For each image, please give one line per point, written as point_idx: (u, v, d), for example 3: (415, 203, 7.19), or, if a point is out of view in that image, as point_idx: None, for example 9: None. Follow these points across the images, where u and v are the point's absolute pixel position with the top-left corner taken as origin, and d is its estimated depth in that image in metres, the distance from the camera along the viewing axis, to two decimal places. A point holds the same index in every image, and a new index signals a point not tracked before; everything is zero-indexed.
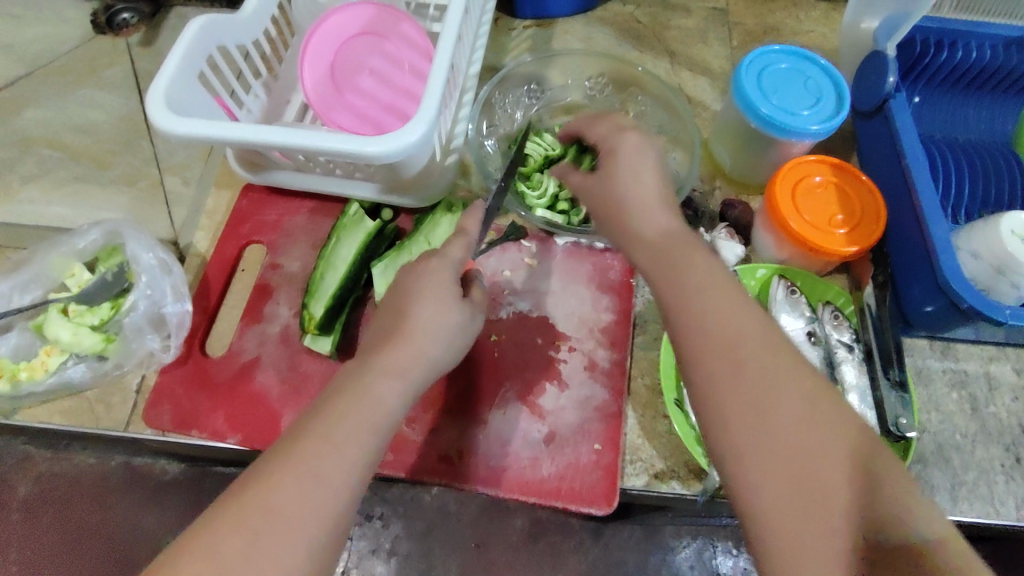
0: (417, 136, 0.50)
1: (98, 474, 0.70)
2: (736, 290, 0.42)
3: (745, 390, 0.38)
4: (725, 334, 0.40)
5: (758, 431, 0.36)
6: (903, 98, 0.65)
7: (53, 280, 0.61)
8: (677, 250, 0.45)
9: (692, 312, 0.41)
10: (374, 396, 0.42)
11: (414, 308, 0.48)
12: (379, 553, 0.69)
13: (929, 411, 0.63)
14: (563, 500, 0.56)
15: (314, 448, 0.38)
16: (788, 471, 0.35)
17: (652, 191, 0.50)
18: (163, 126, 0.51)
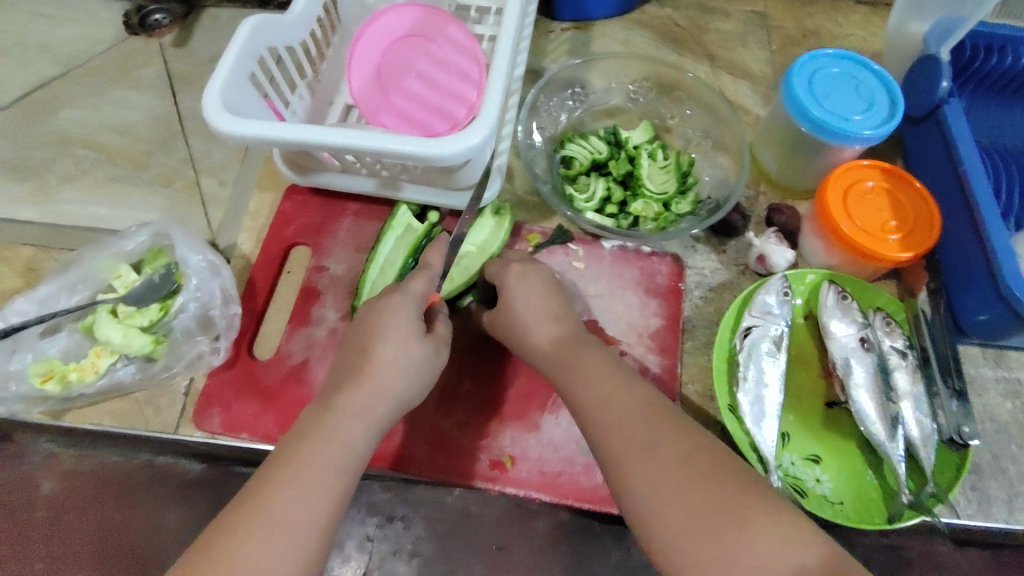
0: (479, 138, 0.49)
1: (122, 471, 0.57)
2: (619, 381, 0.47)
3: (643, 463, 0.41)
4: (615, 423, 0.44)
5: (657, 504, 0.40)
6: (956, 104, 0.65)
7: (101, 281, 0.61)
8: (575, 350, 0.50)
9: (587, 405, 0.46)
10: (336, 435, 0.43)
11: (379, 342, 0.48)
12: (400, 554, 0.55)
13: (984, 421, 0.62)
14: (619, 505, 0.55)
15: (278, 496, 0.40)
16: (696, 533, 0.38)
17: (540, 304, 0.54)
18: (219, 129, 0.51)
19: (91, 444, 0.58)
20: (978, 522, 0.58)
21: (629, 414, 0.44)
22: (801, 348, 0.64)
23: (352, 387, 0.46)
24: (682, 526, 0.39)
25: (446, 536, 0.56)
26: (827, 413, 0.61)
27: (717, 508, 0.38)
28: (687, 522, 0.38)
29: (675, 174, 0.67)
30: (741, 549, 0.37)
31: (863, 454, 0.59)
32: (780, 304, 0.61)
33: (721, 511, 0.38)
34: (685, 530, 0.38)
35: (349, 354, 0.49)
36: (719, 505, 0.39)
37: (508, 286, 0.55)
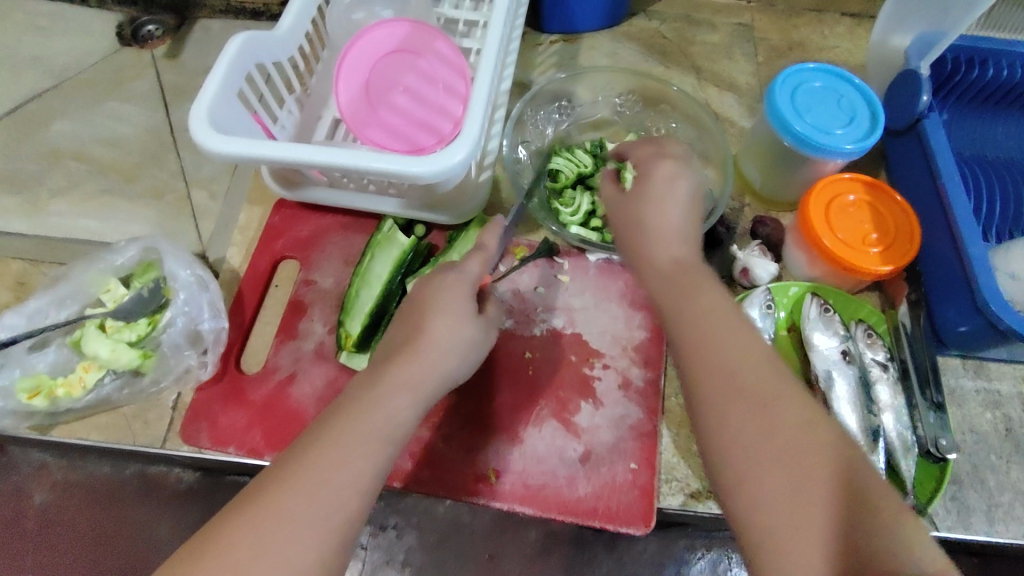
0: (462, 157, 0.50)
1: (113, 481, 0.65)
2: (735, 317, 0.44)
3: (747, 411, 0.40)
4: (733, 360, 0.42)
5: (756, 470, 0.38)
6: (936, 117, 0.65)
7: (90, 296, 0.62)
8: (693, 277, 0.47)
9: (693, 339, 0.43)
10: (384, 412, 0.43)
11: (430, 319, 0.48)
12: (393, 563, 0.64)
13: (963, 432, 0.62)
14: (600, 518, 0.56)
15: (321, 460, 0.40)
16: (789, 501, 0.37)
17: (675, 224, 0.49)
18: (206, 146, 0.51)
19: (85, 456, 0.66)
20: (957, 533, 0.58)
21: (738, 354, 0.42)
22: (784, 360, 0.64)
23: (401, 359, 0.46)
24: (774, 496, 0.37)
25: (438, 546, 0.64)
26: None
27: (808, 481, 0.37)
28: (780, 488, 0.37)
29: None
30: (821, 512, 0.36)
31: None
32: (763, 317, 0.62)
33: (810, 477, 0.37)
34: (787, 499, 0.37)
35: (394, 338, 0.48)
36: (813, 472, 0.37)
37: (652, 178, 0.51)
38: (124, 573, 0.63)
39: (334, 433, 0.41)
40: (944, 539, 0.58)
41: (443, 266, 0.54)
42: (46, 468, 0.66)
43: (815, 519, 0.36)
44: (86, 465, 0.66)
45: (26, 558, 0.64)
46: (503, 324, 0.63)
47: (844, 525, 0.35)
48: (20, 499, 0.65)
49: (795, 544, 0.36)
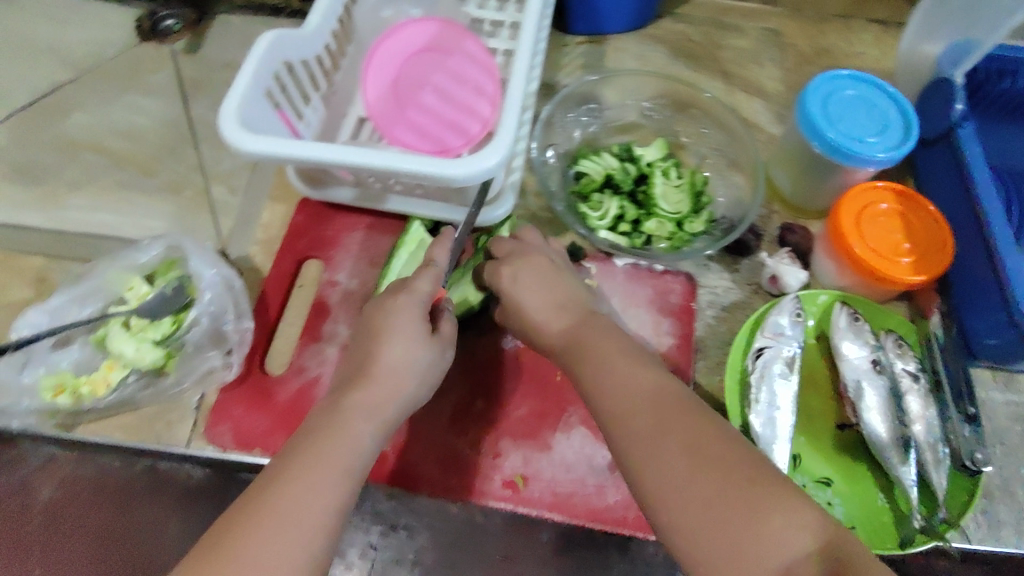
0: (497, 159, 0.49)
1: (121, 478, 0.57)
2: (638, 363, 0.46)
3: (660, 448, 0.41)
4: (634, 404, 0.44)
5: (675, 491, 0.40)
6: (970, 127, 0.65)
7: (113, 293, 0.61)
8: (586, 334, 0.50)
9: (604, 390, 0.46)
10: (350, 438, 0.44)
11: (387, 345, 0.48)
12: (402, 562, 0.55)
13: (994, 444, 0.62)
14: (629, 527, 0.55)
15: (293, 491, 0.40)
16: (721, 515, 0.38)
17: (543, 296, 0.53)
18: (236, 145, 0.51)
19: (92, 450, 0.57)
20: (989, 547, 0.58)
21: (642, 397, 0.44)
22: (812, 369, 0.64)
23: (362, 388, 0.47)
24: (698, 513, 0.38)
25: (453, 547, 0.56)
26: (838, 435, 0.61)
27: (739, 496, 0.38)
28: (709, 505, 0.38)
29: (690, 194, 0.67)
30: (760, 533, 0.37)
31: (874, 477, 0.59)
32: (793, 325, 0.61)
33: (753, 492, 0.38)
34: (707, 515, 0.38)
35: (357, 357, 0.49)
36: (750, 486, 0.39)
37: (505, 292, 0.55)
38: None
39: (301, 463, 0.41)
40: (976, 552, 0.57)
41: (396, 284, 0.53)
42: (52, 462, 0.58)
43: (745, 531, 0.37)
44: (93, 458, 0.57)
45: (24, 563, 0.56)
46: None
47: (781, 533, 0.37)
48: (26, 495, 0.57)
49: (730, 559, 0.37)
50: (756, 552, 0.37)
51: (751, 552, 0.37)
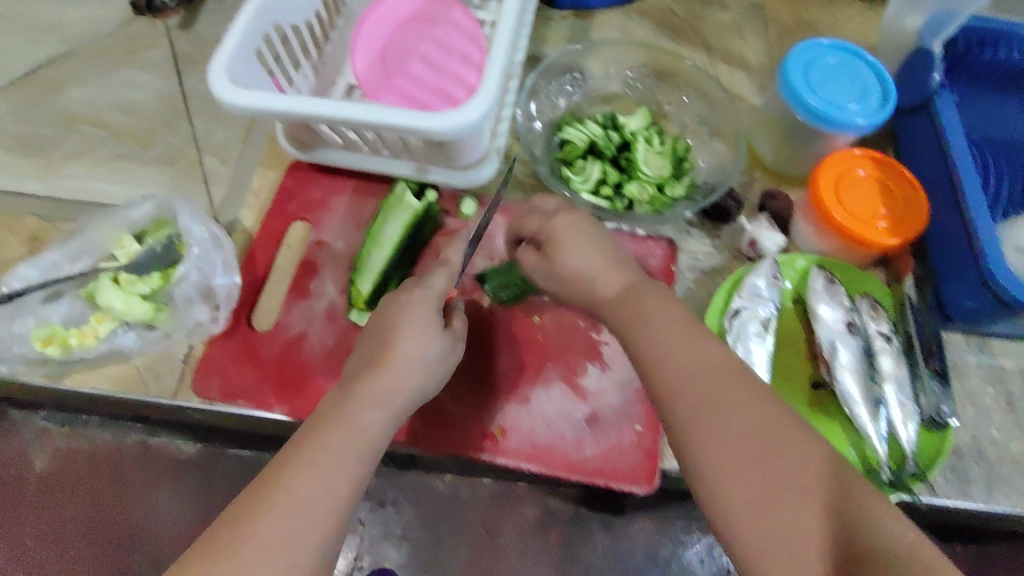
0: (479, 114, 0.50)
1: (115, 449, 0.74)
2: (693, 335, 0.46)
3: (713, 424, 0.42)
4: (680, 376, 0.44)
5: (721, 475, 0.40)
6: (948, 96, 0.66)
7: (103, 250, 0.62)
8: (648, 296, 0.49)
9: (666, 366, 0.45)
10: (358, 426, 0.45)
11: (398, 339, 0.50)
12: (389, 537, 0.73)
13: (965, 405, 0.63)
14: (605, 478, 0.57)
15: (303, 480, 0.41)
16: (755, 502, 0.39)
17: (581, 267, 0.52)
18: (223, 99, 0.52)
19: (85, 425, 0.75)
20: (955, 501, 0.59)
21: (700, 367, 0.44)
22: (789, 332, 0.65)
23: (372, 377, 0.48)
24: (745, 499, 0.39)
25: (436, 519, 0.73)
26: (812, 394, 0.62)
27: (781, 492, 0.39)
28: (748, 494, 0.39)
29: (671, 159, 0.68)
30: (790, 517, 0.38)
31: (847, 434, 0.61)
32: (769, 287, 0.62)
33: (783, 484, 0.39)
34: (750, 505, 0.39)
35: (368, 351, 0.50)
36: (785, 479, 0.39)
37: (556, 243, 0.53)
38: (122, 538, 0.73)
39: (309, 454, 0.43)
40: (941, 505, 0.59)
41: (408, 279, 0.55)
42: (46, 433, 0.75)
43: (781, 517, 0.38)
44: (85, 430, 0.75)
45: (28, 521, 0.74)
46: None
47: (802, 516, 0.37)
48: (21, 466, 0.74)
49: (767, 543, 0.37)
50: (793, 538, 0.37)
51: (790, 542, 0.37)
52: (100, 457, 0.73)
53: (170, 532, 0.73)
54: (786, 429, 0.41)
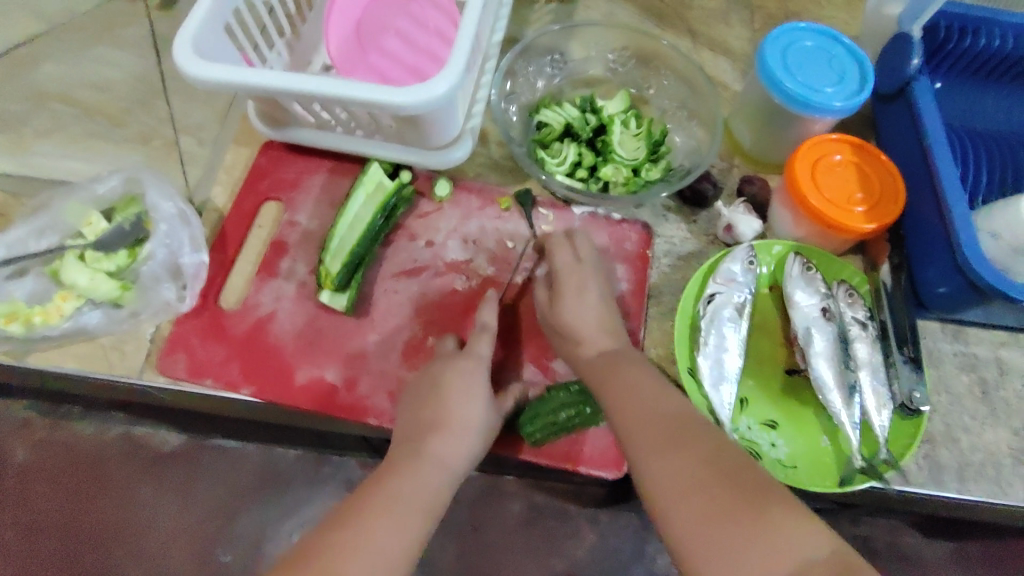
0: (446, 88, 0.50)
1: (63, 442, 0.94)
2: (658, 388, 0.50)
3: (669, 457, 0.45)
4: (651, 417, 0.48)
5: (675, 500, 0.43)
6: (926, 81, 0.65)
7: (70, 228, 0.61)
8: (620, 364, 0.53)
9: (626, 416, 0.49)
10: (422, 480, 0.48)
11: (451, 402, 0.52)
12: None
13: (939, 392, 0.63)
14: (572, 462, 0.57)
15: (381, 527, 0.44)
16: (713, 521, 0.41)
17: (586, 318, 0.56)
18: (189, 72, 0.51)
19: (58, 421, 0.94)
20: (926, 489, 0.59)
21: (669, 411, 0.48)
22: (765, 317, 0.64)
23: (437, 437, 0.50)
24: (696, 519, 0.41)
25: None
26: (786, 380, 0.62)
27: (735, 508, 0.41)
28: (702, 514, 0.41)
29: (647, 142, 0.67)
30: (765, 530, 0.39)
31: (820, 420, 0.60)
32: (745, 272, 0.62)
33: (749, 500, 0.41)
34: (701, 522, 0.41)
35: (416, 405, 0.53)
36: (750, 495, 0.41)
37: (564, 297, 0.57)
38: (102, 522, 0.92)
39: (377, 506, 0.45)
40: (912, 494, 0.59)
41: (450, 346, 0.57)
42: (28, 423, 0.95)
43: (744, 536, 0.40)
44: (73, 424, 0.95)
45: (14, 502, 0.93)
46: (484, 271, 0.63)
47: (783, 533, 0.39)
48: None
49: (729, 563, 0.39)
50: (757, 552, 0.39)
51: (750, 556, 0.39)
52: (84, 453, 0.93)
53: (156, 519, 0.92)
54: (740, 461, 0.44)
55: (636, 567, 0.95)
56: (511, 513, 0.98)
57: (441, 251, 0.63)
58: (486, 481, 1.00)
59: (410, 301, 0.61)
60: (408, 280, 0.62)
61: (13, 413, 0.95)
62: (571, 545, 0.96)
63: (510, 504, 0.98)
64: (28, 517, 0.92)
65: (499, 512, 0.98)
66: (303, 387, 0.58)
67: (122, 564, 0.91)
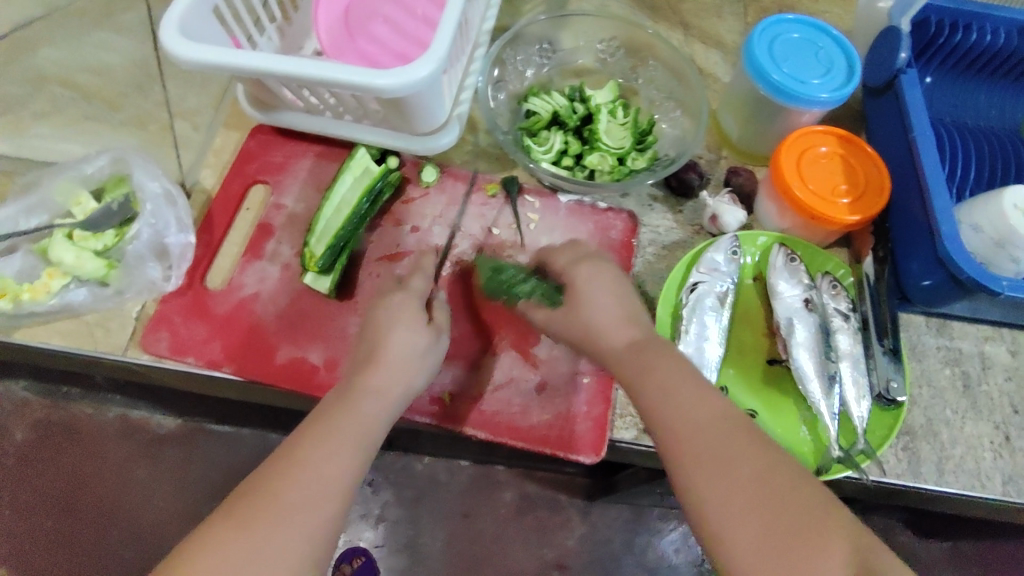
0: (428, 72, 0.51)
1: (66, 420, 0.96)
2: (695, 388, 0.46)
3: (716, 473, 0.42)
4: (686, 422, 0.44)
5: (729, 524, 0.40)
6: (914, 74, 0.65)
7: (58, 206, 0.63)
8: (648, 351, 0.49)
9: (670, 412, 0.45)
10: (360, 413, 0.47)
11: (391, 334, 0.51)
12: (369, 517, 0.98)
13: (921, 385, 0.63)
14: (551, 446, 0.58)
15: (311, 454, 0.44)
16: (772, 550, 0.39)
17: (603, 300, 0.52)
18: (175, 53, 0.52)
19: (67, 400, 0.96)
20: (905, 481, 0.59)
21: (703, 413, 0.44)
22: (748, 307, 0.64)
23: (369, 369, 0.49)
24: (753, 545, 0.40)
25: (416, 501, 0.99)
26: (767, 370, 0.62)
27: (791, 539, 0.39)
28: (760, 542, 0.39)
29: (633, 131, 0.67)
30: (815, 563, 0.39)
31: (799, 411, 0.61)
32: (728, 262, 0.62)
33: (803, 528, 0.40)
34: (760, 551, 0.39)
35: (364, 338, 0.52)
36: (805, 526, 0.40)
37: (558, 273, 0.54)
38: (103, 499, 0.94)
39: (308, 435, 0.45)
40: (889, 484, 0.59)
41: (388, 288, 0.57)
42: (26, 405, 0.96)
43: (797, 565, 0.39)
44: (70, 407, 0.96)
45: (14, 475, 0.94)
46: (468, 257, 0.64)
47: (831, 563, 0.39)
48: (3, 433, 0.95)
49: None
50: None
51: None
52: (86, 429, 0.96)
53: (150, 499, 0.95)
54: (789, 478, 0.42)
55: (625, 558, 0.98)
56: (501, 502, 1.00)
57: (425, 236, 0.64)
58: (478, 470, 1.01)
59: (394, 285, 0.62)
60: (391, 265, 0.63)
61: (11, 395, 0.96)
62: (562, 535, 0.99)
63: (499, 493, 1.00)
64: (21, 496, 0.94)
65: (491, 502, 1.00)
66: (284, 367, 0.58)
67: (113, 542, 0.93)
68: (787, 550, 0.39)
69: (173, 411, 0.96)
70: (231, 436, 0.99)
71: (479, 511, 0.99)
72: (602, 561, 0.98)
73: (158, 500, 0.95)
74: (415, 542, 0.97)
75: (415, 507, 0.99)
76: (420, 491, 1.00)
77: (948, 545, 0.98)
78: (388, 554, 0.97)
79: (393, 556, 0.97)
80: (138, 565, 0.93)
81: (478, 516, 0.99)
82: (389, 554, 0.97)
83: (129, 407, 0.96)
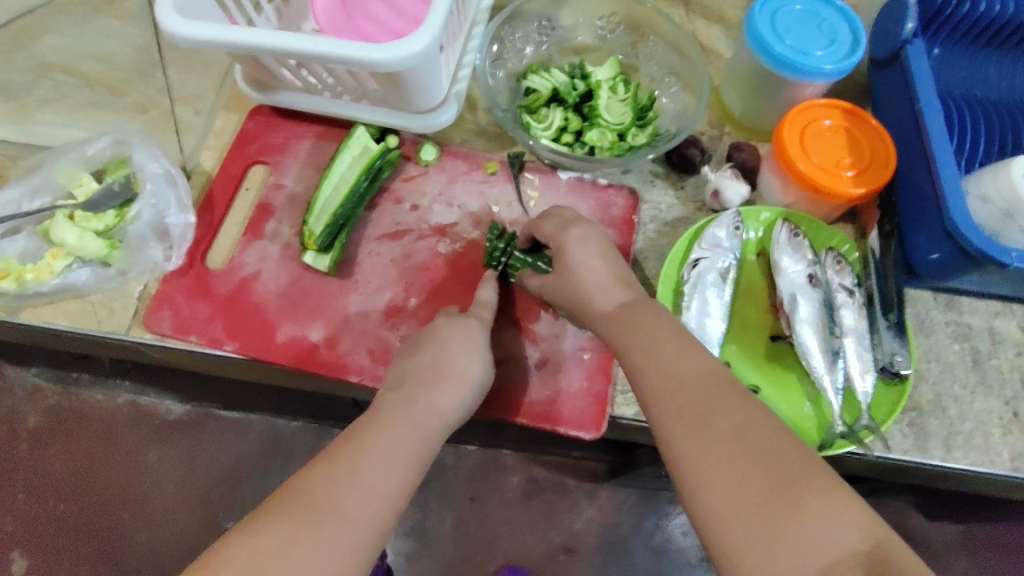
0: (423, 45, 0.50)
1: (76, 407, 0.98)
2: (673, 342, 0.47)
3: (694, 430, 0.42)
4: (663, 383, 0.45)
5: (703, 480, 0.40)
6: (920, 44, 0.63)
7: (61, 189, 0.63)
8: (625, 312, 0.50)
9: (646, 373, 0.46)
10: (419, 413, 0.47)
11: (421, 395, 0.49)
12: None
13: (929, 360, 0.62)
14: (551, 422, 0.58)
15: (325, 529, 0.39)
16: (745, 505, 0.39)
17: (599, 272, 0.53)
18: (171, 31, 0.52)
19: (81, 386, 0.98)
20: (911, 457, 0.58)
21: (686, 372, 0.45)
22: (751, 283, 0.64)
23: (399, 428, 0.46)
24: (728, 501, 0.39)
25: (426, 487, 1.00)
26: (771, 347, 0.61)
27: (765, 494, 0.39)
28: (736, 497, 0.39)
29: (633, 107, 0.67)
30: (800, 527, 0.37)
31: (803, 387, 0.60)
32: (730, 238, 0.61)
33: (779, 484, 0.39)
34: (733, 507, 0.39)
35: (409, 376, 0.50)
36: (780, 479, 0.39)
37: (559, 246, 0.54)
38: (112, 486, 0.95)
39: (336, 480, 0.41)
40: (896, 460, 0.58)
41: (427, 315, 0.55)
42: (38, 392, 0.98)
43: (777, 525, 0.38)
44: (81, 393, 0.98)
45: (26, 462, 0.95)
46: (469, 235, 0.63)
47: (814, 526, 0.37)
48: (14, 418, 0.96)
49: (764, 551, 0.37)
50: (792, 547, 0.37)
51: (783, 550, 0.37)
52: (96, 414, 0.97)
53: (159, 485, 0.96)
54: (767, 432, 0.41)
55: (634, 542, 0.98)
56: (508, 487, 1.00)
57: (425, 215, 0.64)
58: (486, 455, 1.01)
59: (394, 263, 0.62)
60: (392, 243, 0.63)
61: (23, 381, 0.98)
62: (569, 518, 0.99)
63: (508, 476, 1.00)
64: (34, 483, 0.95)
65: (498, 486, 1.00)
66: (284, 345, 0.59)
67: (126, 528, 0.94)
68: (761, 512, 0.38)
69: (181, 396, 0.97)
70: (241, 423, 1.00)
71: (486, 495, 1.00)
72: (609, 545, 0.98)
73: (164, 485, 0.96)
74: (423, 525, 0.98)
75: (423, 490, 0.99)
76: (428, 476, 1.00)
77: (960, 528, 0.97)
78: (397, 537, 0.97)
79: (403, 540, 0.97)
80: (150, 550, 0.93)
81: (485, 500, 0.99)
82: (397, 536, 0.97)
83: (138, 394, 0.98)
